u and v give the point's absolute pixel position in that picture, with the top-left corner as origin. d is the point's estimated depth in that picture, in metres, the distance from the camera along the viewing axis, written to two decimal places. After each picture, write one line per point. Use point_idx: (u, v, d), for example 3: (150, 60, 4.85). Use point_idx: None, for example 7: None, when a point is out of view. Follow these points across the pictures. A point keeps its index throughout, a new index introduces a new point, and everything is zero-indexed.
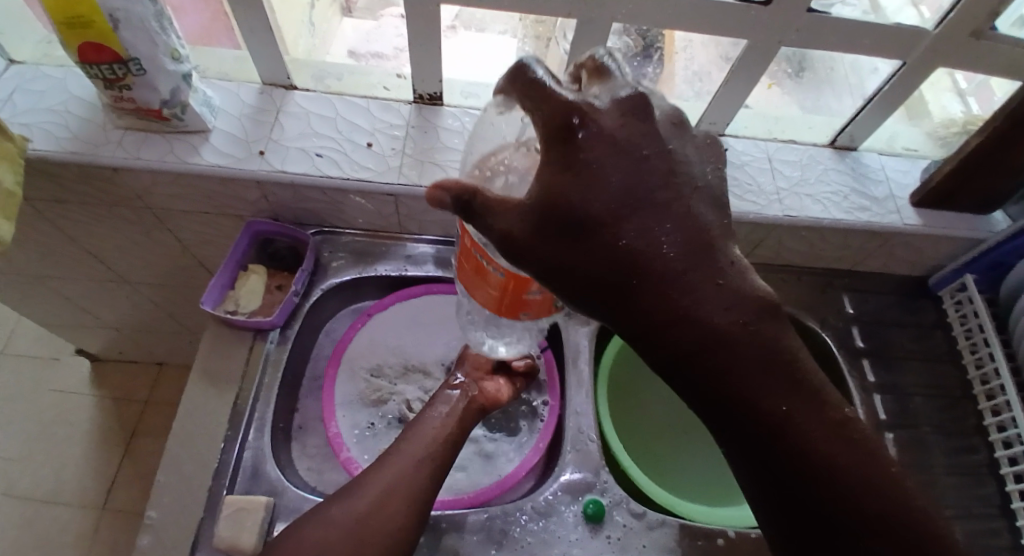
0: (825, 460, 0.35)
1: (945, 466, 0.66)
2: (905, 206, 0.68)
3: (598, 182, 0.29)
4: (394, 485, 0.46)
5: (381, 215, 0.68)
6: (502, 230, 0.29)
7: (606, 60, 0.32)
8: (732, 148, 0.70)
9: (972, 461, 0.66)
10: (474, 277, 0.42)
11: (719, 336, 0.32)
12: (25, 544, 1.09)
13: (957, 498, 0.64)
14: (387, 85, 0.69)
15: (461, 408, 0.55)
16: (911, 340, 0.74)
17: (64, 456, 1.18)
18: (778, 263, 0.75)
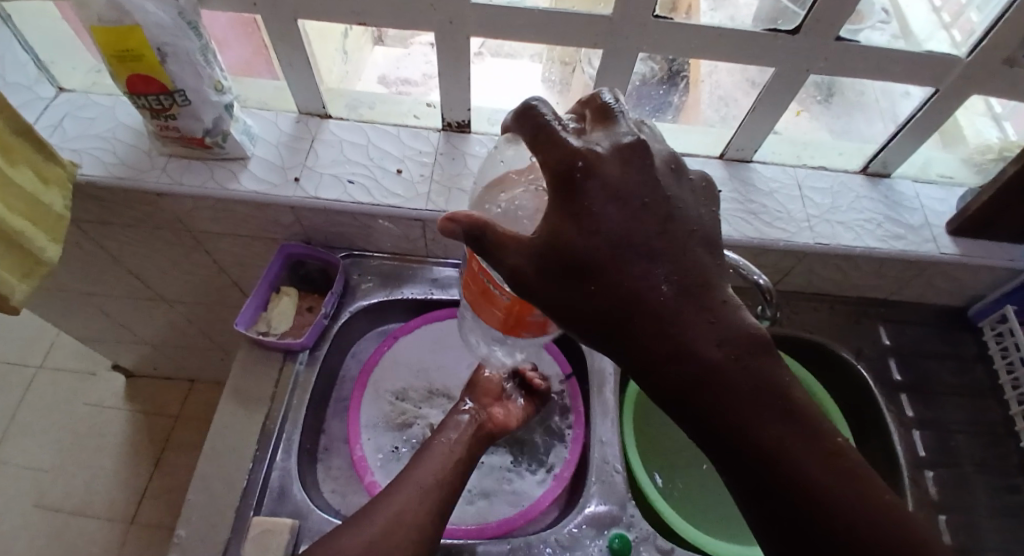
0: (850, 513, 0.31)
1: (992, 509, 0.63)
2: (941, 235, 0.66)
3: (600, 221, 0.30)
4: (402, 510, 0.46)
5: (409, 240, 0.69)
6: (512, 265, 0.31)
7: (610, 103, 0.34)
8: (759, 174, 0.70)
9: (1019, 504, 0.63)
10: (480, 298, 0.44)
11: (716, 370, 0.32)
12: (56, 554, 1.11)
13: (1005, 543, 0.61)
14: (417, 114, 0.72)
15: (469, 435, 0.56)
16: (951, 373, 0.71)
17: (96, 468, 1.22)
18: (810, 290, 0.73)
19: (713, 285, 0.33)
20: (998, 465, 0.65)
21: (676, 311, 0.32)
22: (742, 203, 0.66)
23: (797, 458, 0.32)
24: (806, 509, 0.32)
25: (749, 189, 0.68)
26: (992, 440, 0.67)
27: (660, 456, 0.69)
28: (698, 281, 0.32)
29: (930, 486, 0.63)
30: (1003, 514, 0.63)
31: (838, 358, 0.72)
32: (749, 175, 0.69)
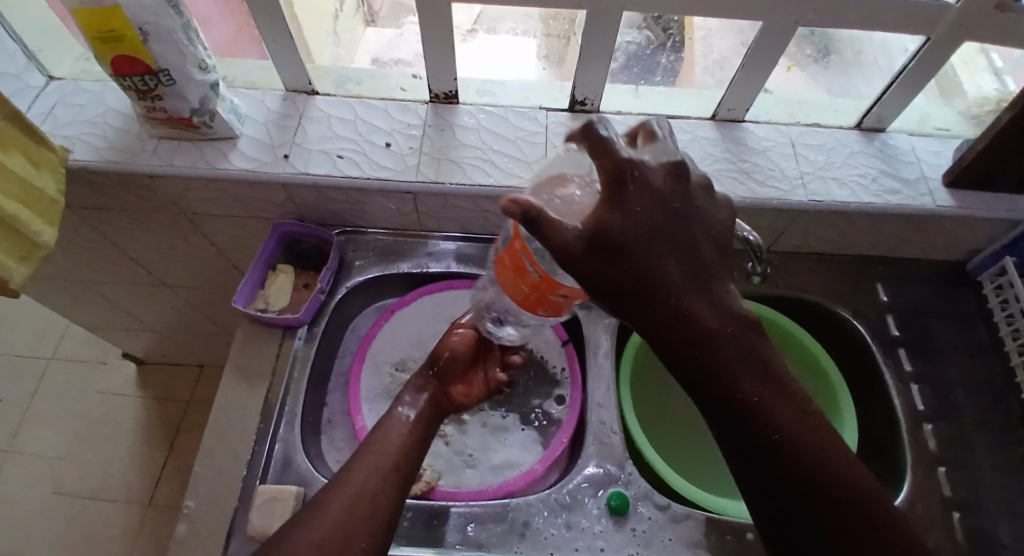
0: (819, 474, 0.33)
1: (990, 461, 0.63)
2: (937, 188, 0.65)
3: (640, 219, 0.30)
4: (357, 502, 0.39)
5: (402, 214, 0.70)
6: (559, 244, 0.29)
7: (657, 127, 0.35)
8: (752, 134, 0.69)
9: (1018, 455, 0.63)
10: (508, 267, 0.42)
11: (711, 337, 0.32)
12: (77, 537, 1.15)
13: (1003, 493, 0.61)
14: (404, 87, 0.71)
15: (425, 413, 0.50)
16: (949, 329, 0.71)
17: (112, 453, 1.25)
18: (805, 250, 0.73)
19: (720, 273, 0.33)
20: (999, 418, 0.65)
21: (682, 288, 0.32)
22: (734, 164, 0.66)
23: (769, 409, 0.33)
24: (783, 466, 0.33)
25: (741, 149, 0.67)
26: (991, 394, 0.67)
27: (656, 421, 0.70)
28: (692, 235, 0.32)
29: (928, 441, 0.63)
30: (1003, 466, 0.63)
31: (835, 316, 0.72)
32: (742, 135, 0.68)
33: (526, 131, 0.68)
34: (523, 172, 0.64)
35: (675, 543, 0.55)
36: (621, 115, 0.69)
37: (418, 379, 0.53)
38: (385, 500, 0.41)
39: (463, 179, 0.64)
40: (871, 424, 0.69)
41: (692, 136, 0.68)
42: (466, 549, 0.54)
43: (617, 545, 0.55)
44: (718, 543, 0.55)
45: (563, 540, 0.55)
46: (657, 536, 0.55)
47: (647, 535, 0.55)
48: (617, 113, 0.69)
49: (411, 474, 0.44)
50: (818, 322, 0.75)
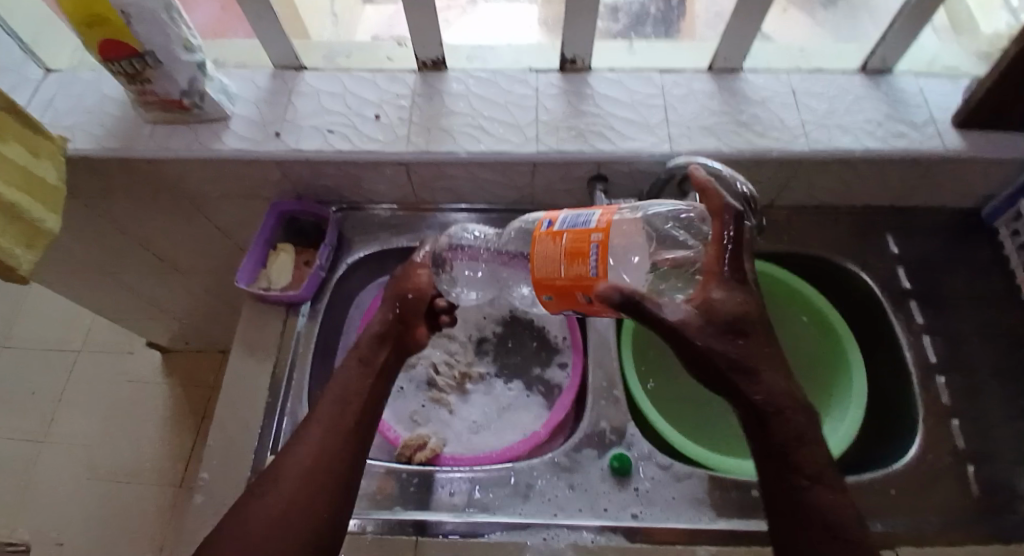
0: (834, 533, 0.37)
1: (1008, 410, 0.61)
2: (947, 129, 0.63)
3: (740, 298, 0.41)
4: (311, 471, 0.42)
5: (396, 187, 0.69)
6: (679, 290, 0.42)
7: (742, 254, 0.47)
8: (750, 83, 0.66)
9: None
10: (563, 245, 0.41)
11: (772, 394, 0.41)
12: (115, 519, 1.21)
13: (1023, 442, 0.59)
14: (391, 56, 0.71)
15: (379, 361, 0.49)
16: (965, 278, 0.68)
17: (143, 438, 1.30)
18: (809, 204, 0.71)
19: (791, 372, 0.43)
20: (1018, 367, 0.63)
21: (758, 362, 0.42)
22: (732, 117, 0.64)
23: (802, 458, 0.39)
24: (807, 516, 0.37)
25: (740, 101, 0.65)
26: (1009, 342, 0.65)
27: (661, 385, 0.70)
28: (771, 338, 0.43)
29: (941, 393, 0.62)
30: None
31: (842, 271, 0.70)
32: (740, 86, 0.66)
33: (516, 95, 0.66)
34: (514, 137, 0.64)
35: (679, 501, 0.55)
36: (613, 72, 0.68)
37: (374, 326, 0.51)
38: (337, 465, 0.43)
39: (453, 147, 0.63)
40: (880, 377, 0.68)
41: (688, 91, 0.66)
42: (473, 510, 0.55)
43: (619, 504, 0.55)
44: (723, 500, 0.55)
45: (567, 500, 0.55)
46: (660, 495, 0.56)
47: (650, 494, 0.56)
48: (610, 70, 0.68)
49: (366, 432, 0.46)
50: (824, 278, 0.73)
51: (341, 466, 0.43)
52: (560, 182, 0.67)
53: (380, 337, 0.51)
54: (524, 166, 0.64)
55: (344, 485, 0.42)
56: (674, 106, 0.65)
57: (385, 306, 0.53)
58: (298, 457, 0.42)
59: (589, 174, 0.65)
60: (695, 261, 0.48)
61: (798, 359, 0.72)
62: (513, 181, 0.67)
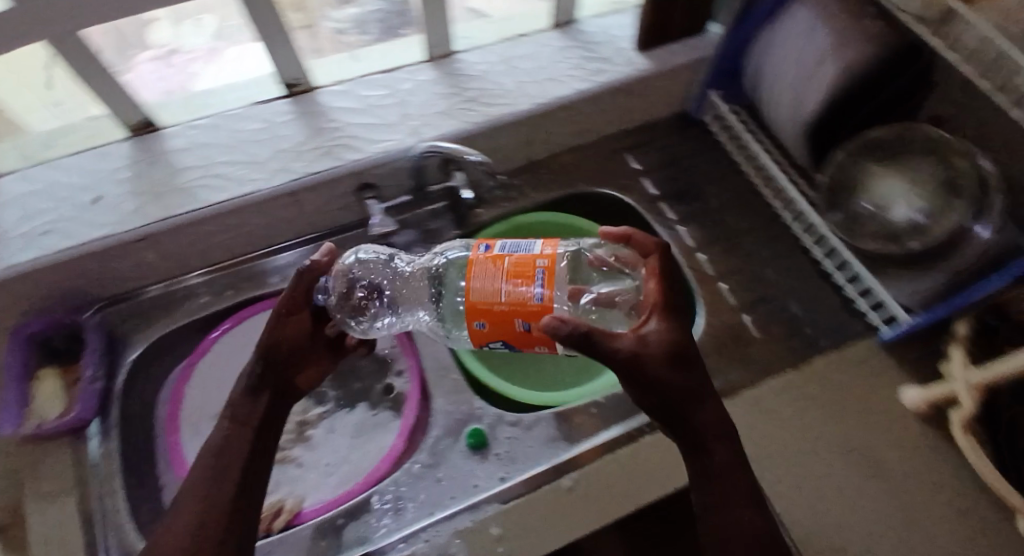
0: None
1: (756, 258, 0.74)
2: (632, 56, 0.74)
3: (670, 334, 0.41)
4: None
5: (154, 264, 0.63)
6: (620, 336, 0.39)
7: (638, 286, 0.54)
8: (465, 62, 0.73)
9: (774, 245, 0.76)
10: (504, 267, 0.42)
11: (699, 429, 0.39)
12: None
13: (774, 278, 0.73)
14: (97, 134, 0.64)
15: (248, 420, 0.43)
16: (696, 167, 0.82)
17: None
18: (560, 150, 0.80)
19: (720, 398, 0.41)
20: (751, 223, 0.78)
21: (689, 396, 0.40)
22: (457, 96, 0.69)
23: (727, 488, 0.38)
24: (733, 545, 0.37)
25: (462, 79, 0.71)
26: (739, 206, 0.79)
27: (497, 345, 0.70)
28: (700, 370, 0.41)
29: (706, 265, 0.73)
30: (767, 256, 0.75)
31: (605, 198, 0.79)
32: (458, 67, 0.72)
33: (249, 131, 0.66)
34: (258, 174, 0.62)
35: (538, 447, 0.59)
36: (341, 84, 0.70)
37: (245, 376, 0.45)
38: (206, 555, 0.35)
39: (193, 204, 0.59)
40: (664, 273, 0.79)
41: (414, 82, 0.70)
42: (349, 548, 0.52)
43: (487, 475, 0.57)
44: (572, 428, 0.60)
45: (439, 495, 0.56)
46: (520, 450, 0.58)
47: (511, 453, 0.58)
48: (336, 83, 0.70)
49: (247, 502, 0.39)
50: (597, 210, 0.82)
51: (234, 498, 0.38)
52: (328, 202, 0.66)
53: (255, 389, 0.44)
54: (280, 199, 0.62)
55: (246, 517, 0.38)
56: (407, 99, 0.68)
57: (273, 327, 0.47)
58: (172, 530, 0.36)
59: (351, 187, 0.65)
60: (632, 299, 0.53)
61: None
62: (279, 217, 0.65)
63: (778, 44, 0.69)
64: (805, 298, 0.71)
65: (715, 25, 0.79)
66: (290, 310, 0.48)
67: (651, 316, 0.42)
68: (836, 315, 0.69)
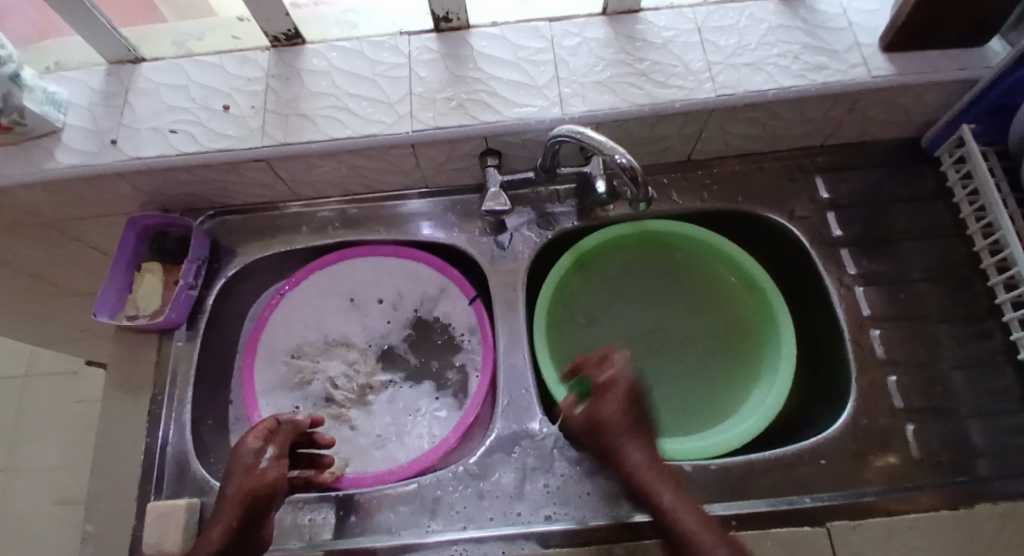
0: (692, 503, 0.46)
1: (956, 360, 0.55)
2: (873, 55, 0.56)
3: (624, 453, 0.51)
4: None
5: (268, 186, 0.61)
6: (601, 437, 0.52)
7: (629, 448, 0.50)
8: (650, 24, 0.58)
9: (989, 350, 0.56)
10: None
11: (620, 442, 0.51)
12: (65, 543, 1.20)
13: (969, 395, 0.54)
14: (237, 35, 0.63)
15: None
16: (907, 217, 0.62)
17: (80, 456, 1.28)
18: (729, 153, 0.64)
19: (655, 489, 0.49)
20: (953, 307, 0.58)
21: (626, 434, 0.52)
22: (628, 66, 0.56)
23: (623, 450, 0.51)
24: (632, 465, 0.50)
25: (637, 46, 0.57)
26: (951, 282, 0.59)
27: (593, 343, 0.63)
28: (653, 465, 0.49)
29: (875, 345, 0.56)
30: (971, 359, 0.55)
31: (772, 224, 0.63)
32: (636, 29, 0.58)
33: (386, 65, 0.58)
34: (386, 117, 0.55)
35: (594, 498, 0.51)
36: (496, 26, 0.59)
37: None
38: None
39: (317, 135, 0.55)
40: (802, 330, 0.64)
41: (579, 40, 0.58)
42: (352, 536, 0.49)
43: (531, 506, 0.51)
44: None
45: (477, 512, 0.51)
46: (574, 492, 0.51)
47: (562, 492, 0.51)
48: (492, 25, 0.59)
49: None
50: (751, 234, 0.66)
51: None
52: (447, 161, 0.59)
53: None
54: (401, 148, 0.56)
55: None
56: (563, 58, 0.57)
57: (239, 499, 0.40)
58: None
59: (477, 149, 0.58)
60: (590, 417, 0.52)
61: (761, 339, 0.60)
62: (392, 167, 0.59)
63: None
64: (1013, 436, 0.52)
65: (993, 39, 0.58)
66: (274, 453, 0.44)
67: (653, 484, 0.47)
68: None
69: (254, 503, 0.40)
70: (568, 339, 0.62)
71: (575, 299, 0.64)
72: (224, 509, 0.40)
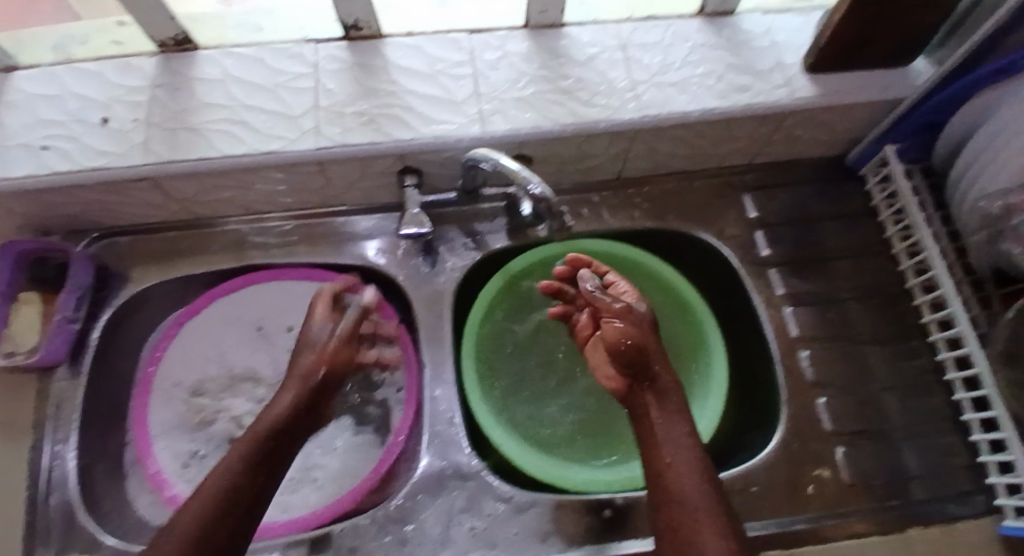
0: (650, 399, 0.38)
1: (887, 380, 0.56)
2: (796, 75, 0.55)
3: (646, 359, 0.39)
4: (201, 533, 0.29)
5: (160, 206, 0.55)
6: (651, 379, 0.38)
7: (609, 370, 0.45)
8: (574, 39, 0.56)
9: (917, 370, 0.56)
10: None
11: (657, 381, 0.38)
12: None
13: (900, 416, 0.54)
14: (119, 40, 0.57)
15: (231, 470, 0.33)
16: (838, 235, 0.61)
17: None
18: (659, 171, 0.62)
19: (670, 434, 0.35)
20: (882, 326, 0.58)
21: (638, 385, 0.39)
22: (551, 81, 0.54)
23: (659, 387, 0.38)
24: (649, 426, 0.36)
25: (560, 62, 0.55)
26: (876, 301, 0.59)
27: (525, 367, 0.58)
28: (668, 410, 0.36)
29: (805, 367, 0.55)
30: (901, 378, 0.56)
31: (702, 245, 0.62)
32: (559, 44, 0.56)
33: (287, 75, 0.54)
34: (288, 132, 0.51)
35: (522, 538, 0.47)
36: (411, 37, 0.56)
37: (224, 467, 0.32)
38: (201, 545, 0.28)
39: (208, 152, 0.50)
40: (736, 348, 0.63)
41: (500, 53, 0.56)
42: None
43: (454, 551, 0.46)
44: (581, 526, 0.47)
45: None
46: (502, 534, 0.47)
47: (488, 534, 0.47)
48: (405, 34, 0.56)
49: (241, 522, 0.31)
50: (688, 252, 0.65)
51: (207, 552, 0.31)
52: (361, 179, 0.55)
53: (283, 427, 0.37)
54: (305, 166, 0.52)
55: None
56: (482, 73, 0.55)
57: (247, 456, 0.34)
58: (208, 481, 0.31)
59: (392, 168, 0.54)
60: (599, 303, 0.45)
61: (696, 360, 0.58)
62: (301, 184, 0.54)
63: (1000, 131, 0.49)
64: (941, 456, 0.53)
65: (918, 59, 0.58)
66: (342, 333, 0.44)
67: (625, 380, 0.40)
68: (956, 478, 0.52)
69: (263, 464, 0.34)
70: (499, 363, 0.58)
71: (510, 323, 0.60)
72: (226, 464, 0.33)
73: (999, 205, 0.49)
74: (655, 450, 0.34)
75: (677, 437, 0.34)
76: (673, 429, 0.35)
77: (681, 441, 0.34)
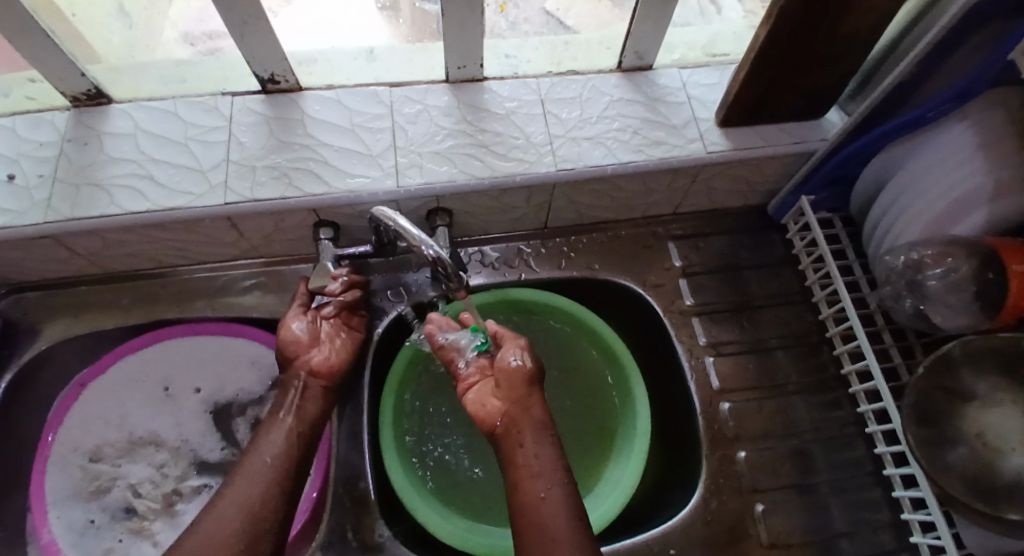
0: (517, 424, 0.44)
1: (812, 433, 0.56)
2: (709, 129, 0.56)
3: (512, 386, 0.47)
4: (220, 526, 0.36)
5: (67, 262, 0.53)
6: (514, 402, 0.46)
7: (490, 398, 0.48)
8: (493, 94, 0.57)
9: (840, 421, 0.57)
10: None
11: (518, 407, 0.46)
12: None
13: (824, 470, 0.55)
14: (32, 95, 0.55)
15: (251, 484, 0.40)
16: (761, 283, 0.63)
17: None
18: (586, 221, 0.63)
19: (523, 446, 0.43)
20: (805, 377, 0.59)
21: (507, 407, 0.46)
22: (469, 136, 0.54)
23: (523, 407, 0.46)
24: (510, 441, 0.44)
25: (480, 116, 0.55)
26: (798, 350, 0.60)
27: (441, 420, 0.57)
28: (519, 426, 0.44)
29: (724, 420, 0.56)
30: (824, 430, 0.56)
31: (629, 293, 0.62)
32: (480, 98, 0.57)
33: (201, 128, 0.53)
34: (195, 187, 0.50)
35: None
36: (331, 89, 0.56)
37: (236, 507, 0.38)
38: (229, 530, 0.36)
39: (110, 209, 0.48)
40: (664, 399, 0.63)
41: (420, 107, 0.56)
42: None
43: None
44: None
45: None
46: None
47: None
48: (322, 87, 0.56)
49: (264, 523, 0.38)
50: (615, 302, 0.65)
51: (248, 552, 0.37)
52: (275, 233, 0.54)
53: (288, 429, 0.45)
54: (213, 221, 0.50)
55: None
56: (402, 127, 0.54)
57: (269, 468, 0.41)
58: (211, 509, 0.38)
59: (307, 221, 0.53)
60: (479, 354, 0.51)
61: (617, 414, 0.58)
62: (214, 238, 0.53)
63: (914, 183, 0.50)
64: (862, 511, 0.53)
65: (832, 110, 0.59)
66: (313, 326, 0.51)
67: (503, 416, 0.46)
68: (879, 537, 0.52)
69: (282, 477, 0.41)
70: (415, 416, 0.56)
71: (426, 376, 0.58)
72: (253, 475, 0.40)
73: (903, 260, 0.50)
74: (530, 481, 0.40)
75: (548, 471, 0.41)
76: (545, 462, 0.41)
77: (556, 476, 0.40)
